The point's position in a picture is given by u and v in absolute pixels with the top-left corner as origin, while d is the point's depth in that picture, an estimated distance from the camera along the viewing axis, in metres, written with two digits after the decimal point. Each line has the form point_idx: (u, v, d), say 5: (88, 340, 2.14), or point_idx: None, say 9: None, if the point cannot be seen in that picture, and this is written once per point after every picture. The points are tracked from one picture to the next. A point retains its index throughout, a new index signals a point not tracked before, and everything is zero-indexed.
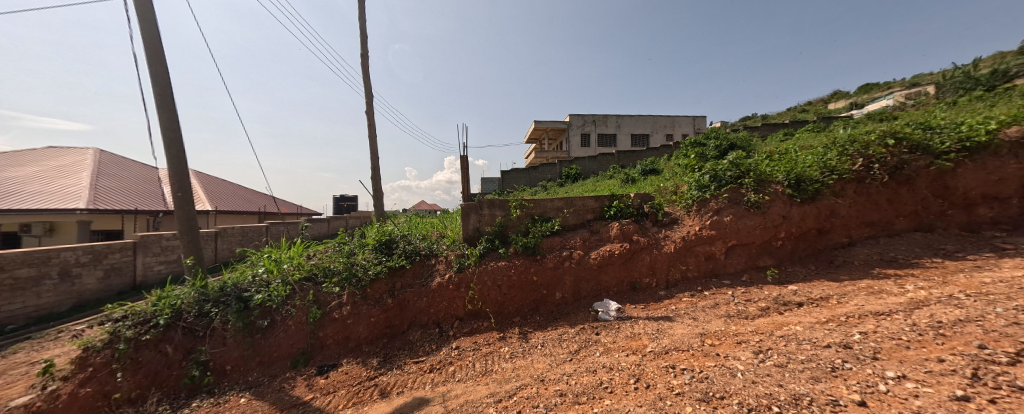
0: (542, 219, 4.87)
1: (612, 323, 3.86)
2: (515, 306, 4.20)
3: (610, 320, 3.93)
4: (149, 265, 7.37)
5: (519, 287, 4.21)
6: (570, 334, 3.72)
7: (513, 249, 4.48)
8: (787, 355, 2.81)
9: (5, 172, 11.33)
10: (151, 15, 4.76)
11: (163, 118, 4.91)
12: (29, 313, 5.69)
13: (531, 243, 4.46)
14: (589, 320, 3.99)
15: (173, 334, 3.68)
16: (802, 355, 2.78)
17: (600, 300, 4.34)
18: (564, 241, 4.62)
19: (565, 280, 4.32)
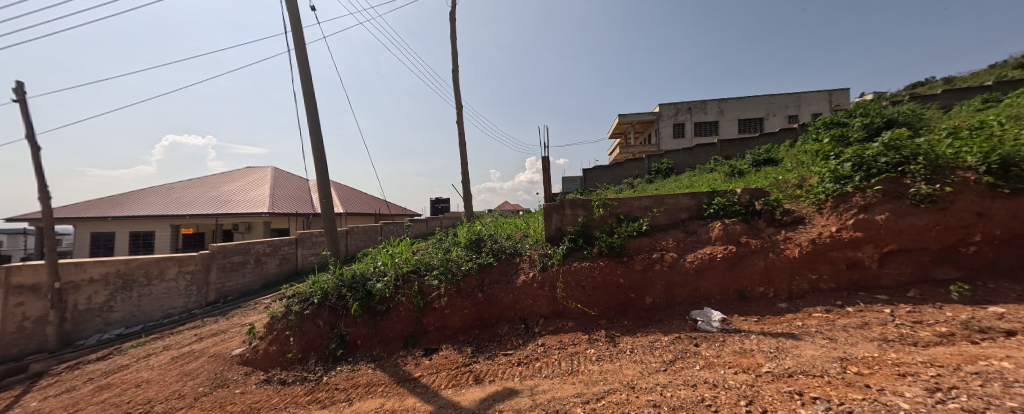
0: (629, 219, 4.72)
1: (716, 335, 3.55)
2: (601, 308, 4.18)
3: (714, 331, 3.62)
4: (305, 256, 9.88)
5: (604, 289, 4.18)
6: (664, 343, 3.56)
7: (597, 249, 4.46)
8: (986, 399, 2.21)
9: (224, 186, 15.73)
10: (306, 61, 6.10)
11: (313, 142, 6.24)
12: (240, 287, 8.29)
13: (617, 243, 4.38)
14: (686, 329, 3.75)
15: (323, 311, 4.67)
16: (1012, 402, 2.15)
17: (699, 307, 4.04)
18: (656, 242, 4.41)
19: (655, 284, 4.14)
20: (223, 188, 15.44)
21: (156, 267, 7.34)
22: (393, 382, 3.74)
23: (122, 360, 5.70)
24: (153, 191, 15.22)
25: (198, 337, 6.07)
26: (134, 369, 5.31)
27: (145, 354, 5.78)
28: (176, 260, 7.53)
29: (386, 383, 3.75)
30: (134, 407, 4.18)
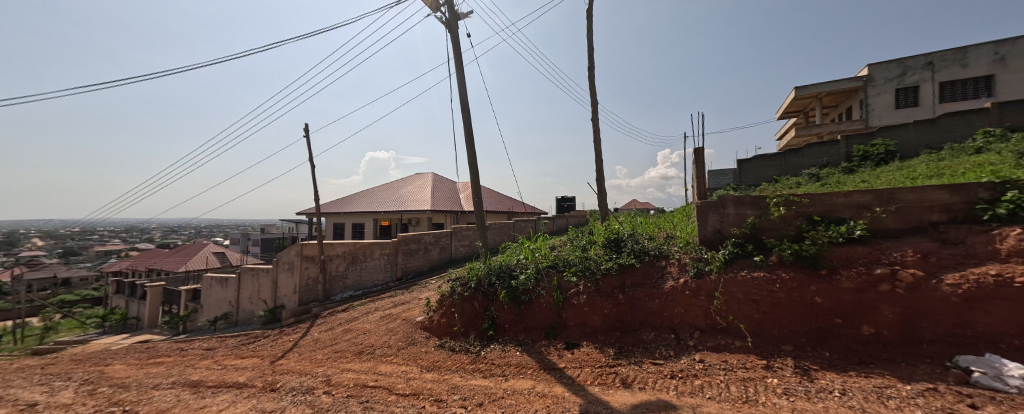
0: (829, 221, 3.67)
1: (1014, 399, 2.37)
2: (784, 331, 3.39)
3: (1010, 392, 2.44)
4: (458, 246, 11.53)
5: (789, 308, 3.36)
6: (902, 392, 2.61)
7: (778, 258, 3.64)
8: None
9: (403, 188, 19.92)
10: (463, 77, 7.06)
11: (467, 149, 7.19)
12: (415, 268, 10.35)
13: (810, 252, 3.43)
14: (948, 380, 2.64)
15: (477, 295, 5.36)
16: None
17: (975, 353, 2.78)
18: (880, 253, 3.29)
19: (882, 310, 3.07)
20: (402, 190, 19.49)
21: (368, 249, 9.92)
22: (540, 368, 3.97)
23: (354, 314, 7.94)
24: (362, 194, 20.48)
25: (393, 303, 7.92)
26: (361, 321, 7.33)
27: (365, 311, 7.89)
28: (378, 245, 9.98)
29: (534, 368, 4.01)
30: (367, 349, 5.82)
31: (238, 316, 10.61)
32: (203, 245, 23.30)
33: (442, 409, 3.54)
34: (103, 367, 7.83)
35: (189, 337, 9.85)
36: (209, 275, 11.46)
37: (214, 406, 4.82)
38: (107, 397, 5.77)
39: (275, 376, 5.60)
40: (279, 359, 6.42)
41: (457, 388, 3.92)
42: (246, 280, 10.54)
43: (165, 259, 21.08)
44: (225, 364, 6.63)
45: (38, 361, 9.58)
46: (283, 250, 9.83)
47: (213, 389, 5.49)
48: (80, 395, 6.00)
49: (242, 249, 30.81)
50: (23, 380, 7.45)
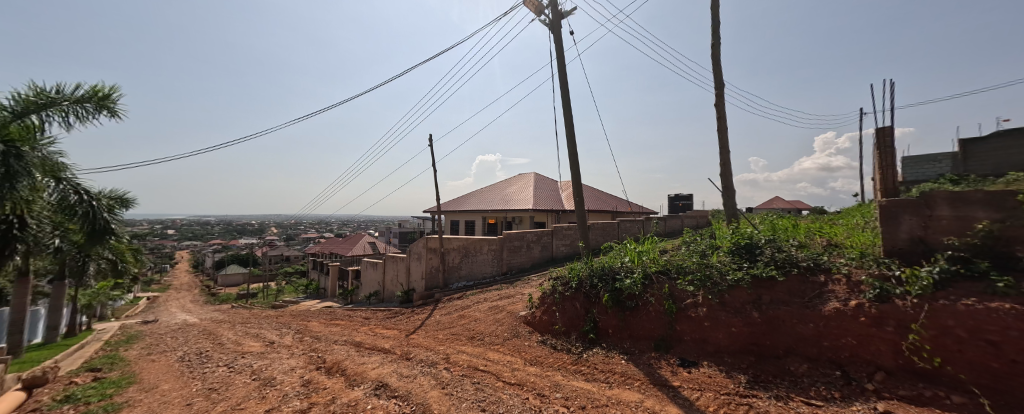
0: None
1: None
2: None
3: None
4: (560, 245, 11.51)
5: None
6: None
7: None
8: None
9: (508, 188, 20.93)
10: (564, 74, 6.97)
11: (568, 148, 7.07)
12: (519, 265, 10.76)
13: None
14: None
15: (579, 295, 5.23)
16: None
17: None
18: None
19: None
20: (508, 190, 20.45)
21: (478, 244, 10.69)
22: (650, 382, 3.62)
23: (466, 302, 8.71)
24: (473, 194, 22.27)
25: (500, 296, 8.38)
26: (472, 309, 8.01)
27: (475, 301, 8.58)
28: (487, 241, 10.65)
29: (643, 381, 3.68)
30: (476, 335, 6.30)
31: (383, 294, 12.79)
32: (360, 235, 29.01)
33: (545, 404, 3.54)
34: (307, 322, 11.05)
35: (353, 307, 12.42)
36: (367, 260, 14.23)
37: (370, 364, 6.02)
38: (306, 345, 8.22)
39: (408, 347, 6.61)
40: (411, 333, 7.54)
41: (560, 387, 3.88)
42: (388, 265, 12.66)
43: (337, 246, 27.13)
44: (376, 331, 8.32)
45: (272, 312, 13.65)
46: (413, 242, 11.35)
47: (367, 352, 6.85)
48: (295, 340, 8.91)
49: (388, 240, 37.34)
50: (261, 329, 10.75)
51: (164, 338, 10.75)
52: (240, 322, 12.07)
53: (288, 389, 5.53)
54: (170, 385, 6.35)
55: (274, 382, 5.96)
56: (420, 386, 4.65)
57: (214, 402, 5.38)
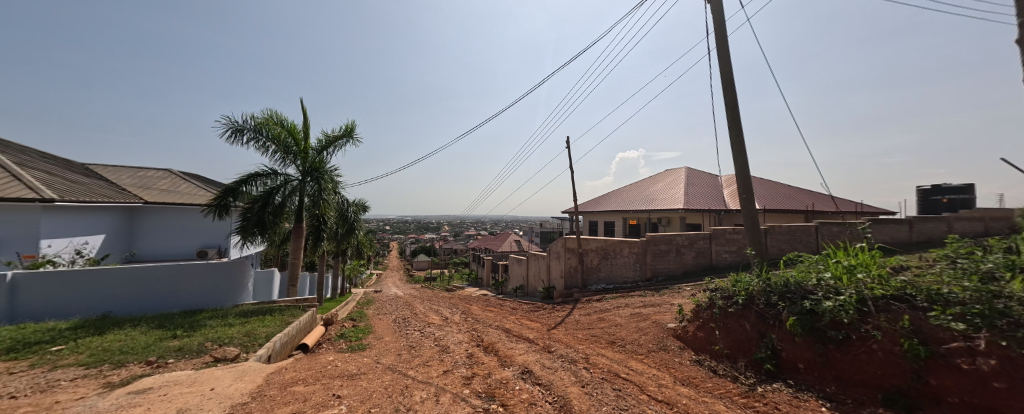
0: None
1: None
2: None
3: None
4: (721, 252, 9.75)
5: None
6: None
7: None
8: None
9: (654, 185, 19.13)
10: (726, 49, 5.84)
11: (732, 134, 5.83)
12: (667, 271, 9.71)
13: None
14: None
15: (750, 314, 4.29)
16: None
17: None
18: None
19: None
20: (653, 188, 18.72)
21: (617, 247, 10.15)
22: None
23: (606, 305, 8.38)
24: (614, 193, 21.33)
25: (644, 304, 7.71)
26: (613, 312, 7.66)
27: (616, 305, 8.16)
28: (627, 243, 10.00)
29: None
30: (617, 340, 5.95)
31: (529, 288, 13.58)
32: (510, 233, 31.85)
33: None
34: (469, 305, 12.85)
35: (502, 297, 13.67)
36: (514, 256, 15.45)
37: (516, 350, 6.50)
38: (469, 325, 9.55)
39: (550, 341, 6.80)
40: (553, 328, 7.74)
41: None
42: (532, 262, 13.39)
43: (492, 242, 30.56)
44: (522, 321, 8.95)
45: (445, 294, 16.47)
46: (552, 241, 11.75)
47: (515, 338, 7.42)
48: (461, 320, 10.49)
49: (532, 238, 39.83)
50: (437, 307, 13.11)
51: (380, 304, 14.42)
52: (425, 299, 15.06)
53: (457, 358, 6.51)
54: (382, 342, 8.44)
55: (448, 350, 7.13)
56: (561, 379, 4.68)
57: (411, 356, 6.89)
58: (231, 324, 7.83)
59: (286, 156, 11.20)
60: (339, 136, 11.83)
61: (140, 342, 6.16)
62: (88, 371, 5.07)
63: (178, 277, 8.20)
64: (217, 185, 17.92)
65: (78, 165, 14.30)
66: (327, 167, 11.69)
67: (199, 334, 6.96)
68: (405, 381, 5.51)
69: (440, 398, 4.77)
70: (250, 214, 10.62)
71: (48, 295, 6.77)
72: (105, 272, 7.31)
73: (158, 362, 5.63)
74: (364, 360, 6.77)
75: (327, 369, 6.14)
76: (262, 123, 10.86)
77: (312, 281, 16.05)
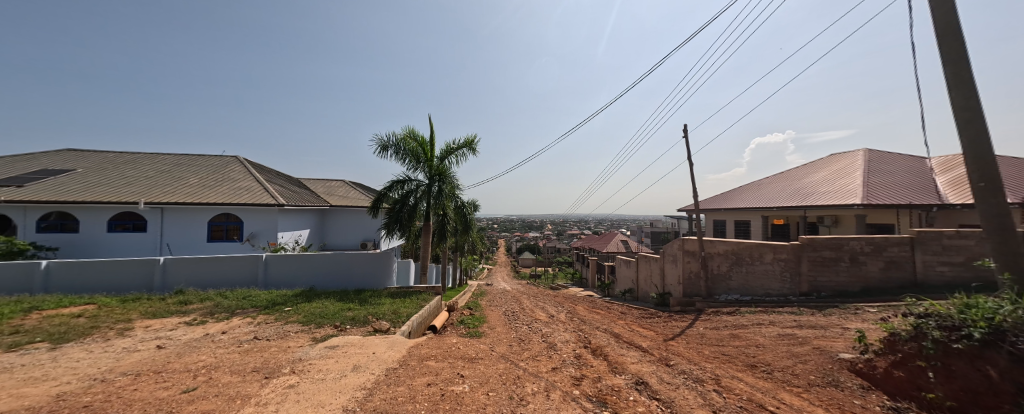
0: None
1: None
2: None
3: None
4: (930, 264, 6.96)
5: None
6: None
7: None
8: None
9: (811, 175, 15.08)
10: None
11: (958, 96, 3.90)
12: (834, 286, 7.52)
13: None
14: None
15: (996, 357, 2.85)
16: None
17: None
18: None
19: None
20: (807, 179, 14.81)
21: (756, 251, 8.32)
22: None
23: (742, 320, 6.91)
24: (748, 187, 17.77)
25: (799, 324, 6.06)
26: (752, 330, 6.26)
27: (756, 322, 6.65)
28: (770, 247, 8.10)
29: None
30: (761, 365, 4.75)
31: (639, 292, 12.37)
32: (616, 233, 29.98)
33: None
34: (575, 305, 12.47)
35: (609, 300, 12.80)
36: (622, 257, 14.35)
37: (628, 357, 5.88)
38: (575, 324, 9.21)
39: (667, 353, 5.91)
40: (671, 339, 6.76)
41: None
42: (643, 265, 12.16)
43: (596, 242, 29.35)
44: (633, 327, 8.12)
45: (549, 292, 16.46)
46: (668, 243, 10.41)
47: (626, 345, 6.73)
48: (567, 319, 10.21)
49: (642, 239, 36.86)
50: (543, 304, 13.15)
51: (491, 297, 15.28)
52: (532, 296, 15.32)
53: (565, 357, 6.27)
54: (495, 331, 8.88)
55: (556, 347, 6.95)
56: (685, 398, 4.00)
57: (522, 349, 6.93)
58: (381, 303, 10.43)
59: (418, 166, 12.90)
60: (460, 145, 13.04)
61: (330, 311, 9.12)
62: (304, 327, 7.98)
63: (349, 264, 12.47)
64: (372, 190, 21.88)
65: (295, 180, 20.24)
66: (449, 173, 13.07)
67: (361, 309, 9.53)
68: (517, 371, 5.56)
69: (550, 394, 4.60)
70: (392, 214, 12.69)
71: (288, 270, 11.95)
72: (310, 258, 12.19)
73: (341, 327, 8.10)
74: (480, 346, 7.16)
75: (452, 350, 6.73)
76: (401, 139, 12.79)
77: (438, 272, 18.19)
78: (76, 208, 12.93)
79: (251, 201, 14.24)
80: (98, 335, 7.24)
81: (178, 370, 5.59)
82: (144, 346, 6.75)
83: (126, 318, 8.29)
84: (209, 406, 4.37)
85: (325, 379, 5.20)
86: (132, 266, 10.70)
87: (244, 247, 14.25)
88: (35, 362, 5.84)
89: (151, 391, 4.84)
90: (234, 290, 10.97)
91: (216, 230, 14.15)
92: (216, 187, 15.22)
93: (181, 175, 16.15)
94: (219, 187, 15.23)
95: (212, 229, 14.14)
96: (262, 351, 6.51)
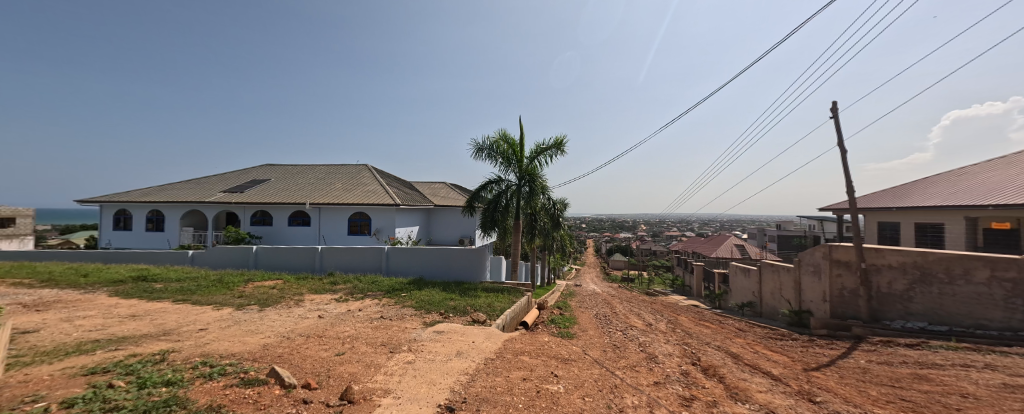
0: None
1: None
2: None
3: None
4: None
5: None
6: None
7: None
8: None
9: None
10: None
11: None
12: None
13: None
14: None
15: None
16: None
17: None
18: None
19: None
20: None
21: (958, 265, 5.77)
22: None
23: (935, 358, 4.76)
24: (941, 176, 12.90)
25: None
26: (955, 373, 4.23)
27: (964, 362, 4.48)
28: (987, 260, 5.51)
29: None
30: None
31: (763, 308, 10.02)
32: (730, 235, 25.67)
33: None
34: (677, 315, 10.84)
35: (723, 313, 10.75)
36: (738, 263, 11.93)
37: (751, 384, 4.59)
38: (680, 337, 7.85)
39: (812, 386, 4.40)
40: (814, 370, 5.05)
41: None
42: (768, 275, 9.80)
43: (702, 245, 25.63)
44: (757, 349, 6.44)
45: (647, 297, 14.82)
46: (805, 251, 8.19)
47: (749, 369, 5.32)
48: (668, 329, 8.86)
49: (763, 244, 30.93)
50: (638, 310, 11.83)
51: (581, 298, 14.51)
52: (626, 300, 14.01)
53: (668, 371, 5.29)
54: (594, 333, 8.30)
55: (658, 359, 5.96)
56: None
57: (618, 356, 6.17)
58: (478, 295, 10.78)
59: (509, 167, 12.99)
60: (549, 145, 12.66)
61: (434, 299, 9.78)
62: (417, 312, 8.68)
63: (452, 258, 13.30)
64: (469, 190, 23.24)
65: (405, 182, 22.89)
66: (539, 173, 12.84)
67: (461, 300, 9.98)
68: (614, 380, 4.87)
69: (655, 411, 3.79)
70: (486, 214, 12.93)
71: (407, 261, 13.41)
72: (423, 251, 13.43)
73: (446, 314, 8.55)
74: (573, 347, 6.65)
75: (545, 348, 6.38)
76: (493, 142, 13.02)
77: (529, 270, 18.22)
78: (273, 207, 16.88)
79: (376, 200, 16.55)
80: (285, 303, 9.20)
81: (332, 337, 6.57)
82: (310, 315, 8.18)
83: (301, 292, 10.34)
84: (351, 368, 4.95)
85: (435, 359, 5.42)
86: (302, 253, 13.44)
87: (372, 240, 16.60)
88: (251, 319, 7.65)
89: (316, 350, 5.75)
90: (365, 275, 12.83)
91: (352, 225, 16.81)
92: (353, 191, 18.14)
93: (329, 181, 19.80)
94: (355, 190, 18.15)
95: (350, 225, 16.86)
96: (391, 327, 7.30)
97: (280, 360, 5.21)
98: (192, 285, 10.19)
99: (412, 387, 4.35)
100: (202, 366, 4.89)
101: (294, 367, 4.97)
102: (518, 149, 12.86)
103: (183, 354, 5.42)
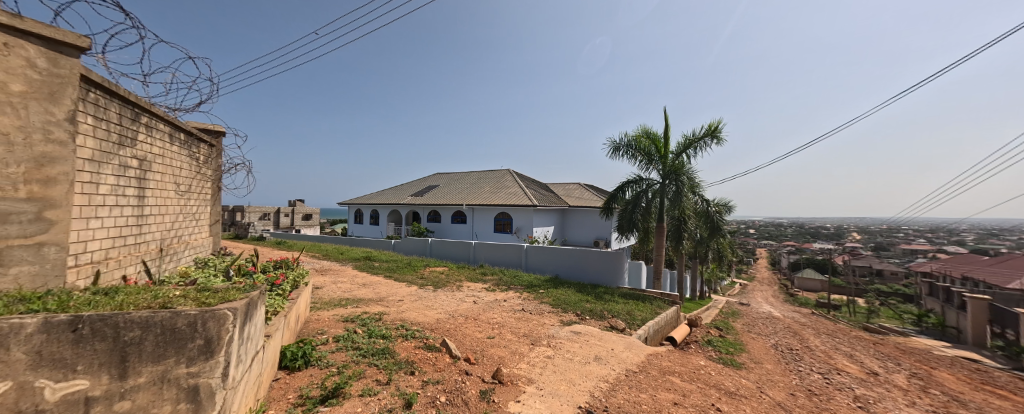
0: None
1: None
2: None
3: None
4: None
5: None
6: None
7: None
8: None
9: None
10: None
11: None
12: None
13: None
14: None
15: None
16: None
17: None
18: None
19: None
20: None
21: None
22: None
23: None
24: None
25: None
26: None
27: None
28: None
29: None
30: None
31: None
32: None
33: None
34: (930, 369, 7.75)
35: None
36: None
37: None
38: (941, 403, 5.66)
39: None
40: None
41: None
42: None
43: (989, 270, 17.02)
44: None
45: (865, 336, 11.15)
46: None
47: None
48: (914, 386, 6.50)
49: None
50: (854, 351, 9.03)
51: (748, 321, 12.17)
52: (821, 333, 10.94)
53: None
54: (775, 369, 6.93)
55: None
56: None
57: (817, 407, 4.96)
58: (615, 301, 10.47)
59: (650, 165, 12.09)
60: (701, 135, 11.20)
61: (570, 300, 10.05)
62: (553, 309, 9.11)
63: (588, 261, 13.31)
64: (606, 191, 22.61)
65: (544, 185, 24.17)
66: (687, 169, 11.48)
67: (598, 304, 9.95)
68: None
69: None
70: (625, 215, 12.26)
71: (545, 259, 14.17)
72: (560, 251, 13.91)
73: (581, 316, 8.68)
74: (742, 380, 5.71)
75: (701, 373, 5.73)
76: (633, 139, 12.34)
77: (675, 279, 16.46)
78: (440, 207, 20.62)
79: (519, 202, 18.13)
80: (450, 286, 11.19)
81: (486, 322, 7.62)
82: (467, 299, 9.72)
83: (461, 279, 12.36)
84: (500, 352, 5.66)
85: (573, 359, 5.63)
86: (462, 246, 15.90)
87: (515, 237, 18.21)
88: (429, 296, 9.63)
89: (473, 331, 6.81)
90: (509, 270, 14.24)
91: (498, 224, 18.87)
92: (500, 193, 20.37)
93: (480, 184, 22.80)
94: (500, 193, 20.35)
95: (497, 223, 18.96)
96: (535, 321, 7.92)
97: (447, 334, 6.39)
98: (393, 266, 13.52)
99: (553, 382, 4.68)
100: (400, 329, 6.48)
101: (457, 342, 6.05)
102: (661, 144, 11.86)
103: (390, 317, 7.31)
